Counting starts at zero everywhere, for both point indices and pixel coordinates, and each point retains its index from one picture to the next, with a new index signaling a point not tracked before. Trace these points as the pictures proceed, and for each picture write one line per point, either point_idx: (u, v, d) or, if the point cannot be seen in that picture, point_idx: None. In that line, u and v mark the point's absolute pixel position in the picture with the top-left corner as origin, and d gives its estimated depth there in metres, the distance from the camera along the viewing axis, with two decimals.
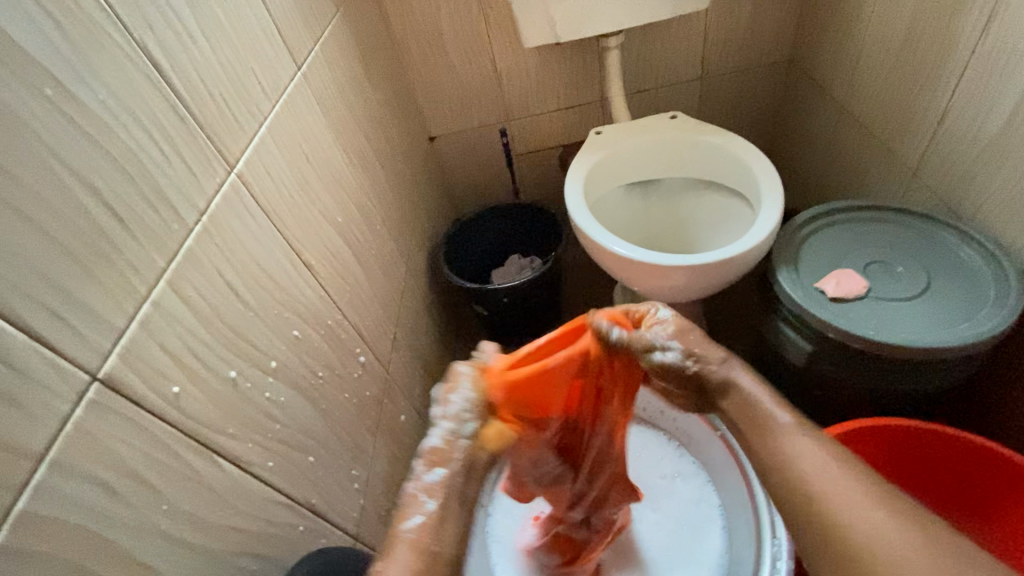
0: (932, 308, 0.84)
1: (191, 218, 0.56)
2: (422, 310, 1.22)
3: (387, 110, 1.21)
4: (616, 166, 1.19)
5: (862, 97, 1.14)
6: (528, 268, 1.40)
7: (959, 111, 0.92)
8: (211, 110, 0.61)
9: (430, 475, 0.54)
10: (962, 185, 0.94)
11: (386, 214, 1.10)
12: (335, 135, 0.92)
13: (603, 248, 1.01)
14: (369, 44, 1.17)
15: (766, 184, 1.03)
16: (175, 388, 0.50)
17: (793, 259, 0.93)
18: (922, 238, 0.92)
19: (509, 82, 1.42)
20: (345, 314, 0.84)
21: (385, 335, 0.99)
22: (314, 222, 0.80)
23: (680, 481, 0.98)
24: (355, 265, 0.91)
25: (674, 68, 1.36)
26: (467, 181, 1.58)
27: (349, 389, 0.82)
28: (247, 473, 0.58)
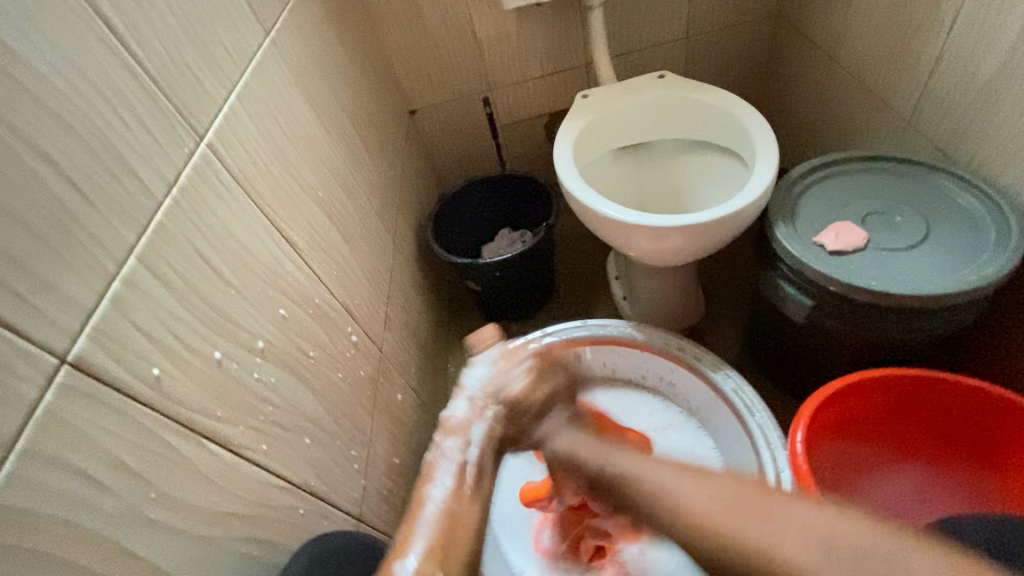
0: (932, 256, 0.83)
1: (161, 190, 0.52)
2: (413, 288, 1.19)
3: (363, 81, 1.15)
4: (605, 129, 1.15)
5: (852, 46, 1.11)
6: (518, 242, 1.38)
7: (955, 53, 0.90)
8: (174, 74, 0.57)
9: (449, 443, 0.59)
10: (959, 129, 0.92)
11: (369, 188, 1.06)
12: (310, 105, 0.87)
13: (597, 213, 0.98)
14: (341, 11, 1.12)
15: (760, 139, 1.00)
16: (155, 370, 0.47)
17: (790, 214, 0.92)
18: (919, 186, 0.91)
19: (490, 49, 1.37)
20: (333, 292, 0.81)
21: (377, 313, 0.96)
22: (295, 197, 0.77)
23: (671, 432, 1.00)
24: (340, 241, 0.88)
25: (660, 27, 1.32)
26: (451, 155, 1.54)
27: (343, 369, 0.80)
28: (240, 458, 0.55)
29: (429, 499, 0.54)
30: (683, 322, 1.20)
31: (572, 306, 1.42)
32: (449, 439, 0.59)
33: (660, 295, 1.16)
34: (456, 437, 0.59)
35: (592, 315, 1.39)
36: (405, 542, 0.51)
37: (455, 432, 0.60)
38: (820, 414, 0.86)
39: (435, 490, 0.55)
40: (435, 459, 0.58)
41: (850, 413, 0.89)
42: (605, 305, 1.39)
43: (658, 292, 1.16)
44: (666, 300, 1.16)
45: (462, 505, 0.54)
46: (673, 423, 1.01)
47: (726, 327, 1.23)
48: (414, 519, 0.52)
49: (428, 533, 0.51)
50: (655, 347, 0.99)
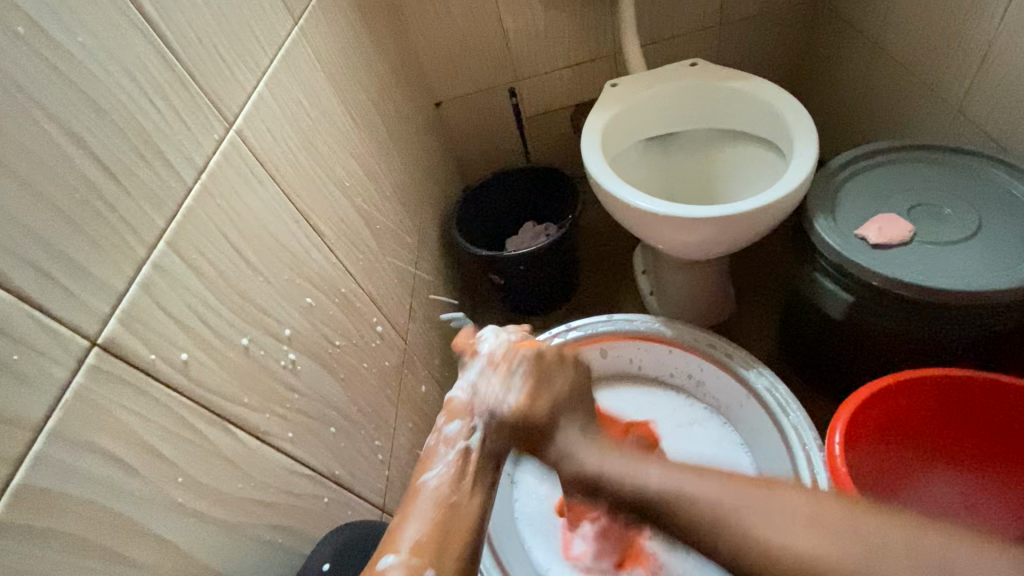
0: (985, 251, 0.78)
1: (190, 175, 0.52)
2: (437, 280, 1.19)
3: (389, 72, 1.15)
4: (634, 119, 1.12)
5: (898, 31, 1.06)
6: (543, 235, 1.36)
7: (1017, 33, 0.84)
8: (204, 60, 0.57)
9: (449, 429, 0.59)
10: (1015, 117, 0.87)
11: (395, 180, 1.06)
12: (337, 95, 0.87)
13: (626, 205, 0.96)
14: (368, 1, 1.11)
15: (799, 128, 0.96)
16: (184, 355, 0.47)
17: (830, 206, 0.87)
18: (971, 177, 0.86)
19: (516, 39, 1.35)
20: (359, 282, 0.81)
21: (402, 305, 0.95)
22: (323, 186, 0.77)
23: (697, 426, 0.96)
24: (367, 231, 0.87)
25: (692, 14, 1.28)
26: (476, 148, 1.53)
27: (368, 360, 0.79)
28: (266, 445, 0.55)
29: (425, 488, 0.54)
30: (714, 318, 1.17)
31: (597, 301, 1.40)
32: (451, 422, 0.59)
33: (690, 290, 1.13)
34: (458, 422, 0.59)
35: (617, 310, 1.37)
36: (399, 533, 0.51)
37: (457, 416, 0.60)
38: (859, 415, 0.82)
39: (431, 479, 0.55)
40: (434, 446, 0.58)
41: (893, 415, 0.84)
42: (631, 300, 1.36)
43: (686, 287, 1.13)
44: (695, 295, 1.13)
45: (461, 496, 0.54)
46: (698, 416, 0.97)
47: (758, 324, 1.19)
48: (411, 503, 0.53)
49: (420, 528, 0.51)
50: (684, 342, 0.96)
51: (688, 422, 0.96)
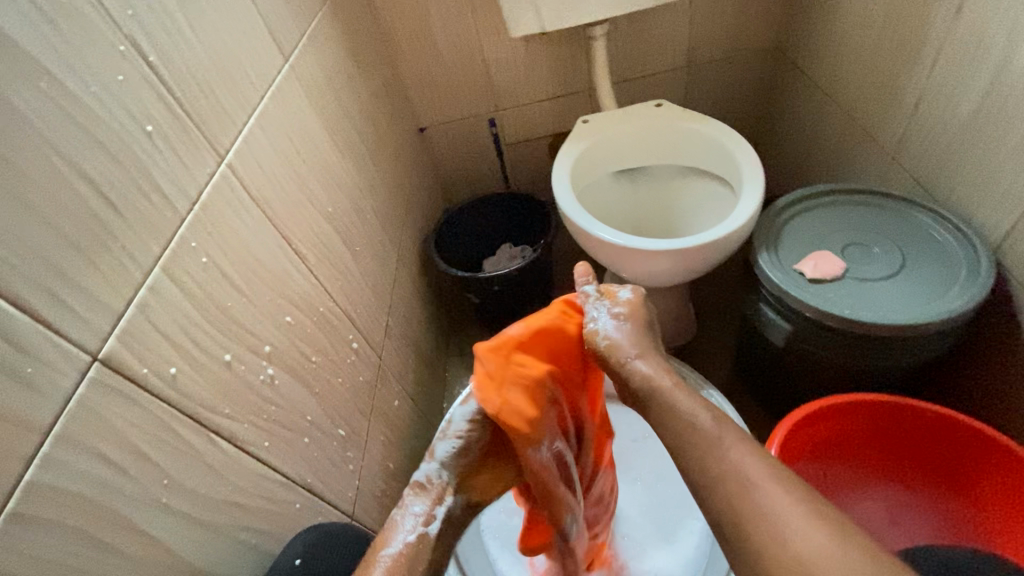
0: (906, 287, 0.87)
1: (184, 206, 0.57)
2: (415, 298, 1.25)
3: (375, 101, 1.23)
4: (603, 153, 1.20)
5: (843, 82, 1.16)
6: (518, 257, 1.44)
7: (935, 92, 0.93)
8: (200, 100, 0.63)
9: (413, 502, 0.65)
10: (937, 168, 0.96)
11: (376, 203, 1.12)
12: (323, 125, 0.94)
13: (590, 235, 1.04)
14: (357, 35, 1.19)
15: (748, 169, 1.05)
16: (172, 369, 0.53)
17: (774, 242, 0.96)
18: (898, 220, 0.95)
19: (497, 72, 1.44)
20: (337, 301, 0.87)
21: (377, 322, 1.01)
22: (306, 212, 0.83)
23: (651, 442, 1.05)
24: (346, 253, 0.93)
25: (660, 57, 1.38)
26: (457, 171, 1.60)
27: (343, 374, 0.85)
28: (244, 452, 0.60)
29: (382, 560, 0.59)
30: (674, 341, 1.24)
31: None
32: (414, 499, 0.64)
33: (653, 313, 1.20)
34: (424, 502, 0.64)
35: None
36: None
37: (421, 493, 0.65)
38: (801, 432, 0.90)
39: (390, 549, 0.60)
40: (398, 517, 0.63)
41: (832, 435, 0.92)
42: None
43: (650, 310, 1.20)
44: (657, 319, 1.21)
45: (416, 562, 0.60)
46: (653, 433, 1.06)
47: (716, 347, 1.27)
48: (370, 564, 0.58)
49: None
50: None
51: (644, 438, 1.05)
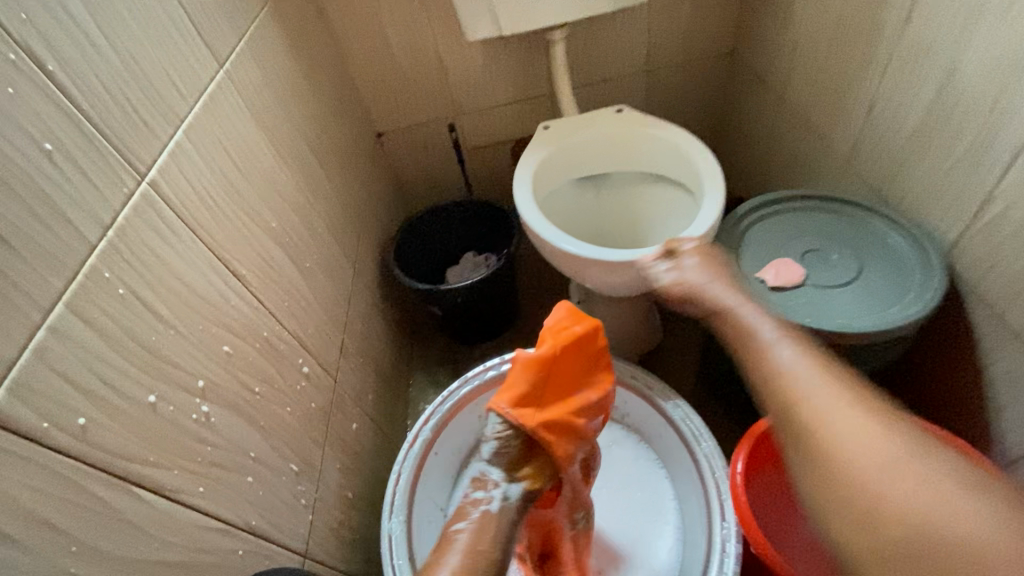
0: (864, 294, 0.87)
1: (96, 233, 0.52)
2: (373, 313, 1.20)
3: (325, 107, 1.17)
4: (563, 161, 1.18)
5: (798, 87, 1.17)
6: (482, 266, 1.40)
7: (887, 98, 0.94)
8: (113, 113, 0.57)
9: (478, 494, 0.82)
10: (890, 173, 0.97)
11: (327, 215, 1.07)
12: (265, 135, 0.88)
13: (553, 247, 1.02)
14: (303, 39, 1.13)
15: (708, 176, 1.04)
16: (82, 419, 0.47)
17: (735, 250, 0.95)
18: (855, 226, 0.95)
19: (455, 77, 1.40)
20: (283, 323, 0.81)
21: (331, 342, 0.96)
22: (246, 230, 0.77)
23: (616, 447, 1.04)
24: (294, 271, 0.88)
25: (619, 61, 1.38)
26: (417, 177, 1.56)
27: (292, 402, 0.79)
28: (174, 503, 0.55)
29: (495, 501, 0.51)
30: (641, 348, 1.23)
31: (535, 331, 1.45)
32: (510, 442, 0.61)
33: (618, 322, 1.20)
34: None
35: None
36: None
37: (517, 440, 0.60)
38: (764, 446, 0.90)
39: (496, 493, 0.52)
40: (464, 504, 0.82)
41: None
42: None
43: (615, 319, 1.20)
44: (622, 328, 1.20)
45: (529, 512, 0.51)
46: (616, 439, 1.05)
47: (682, 353, 1.26)
48: None
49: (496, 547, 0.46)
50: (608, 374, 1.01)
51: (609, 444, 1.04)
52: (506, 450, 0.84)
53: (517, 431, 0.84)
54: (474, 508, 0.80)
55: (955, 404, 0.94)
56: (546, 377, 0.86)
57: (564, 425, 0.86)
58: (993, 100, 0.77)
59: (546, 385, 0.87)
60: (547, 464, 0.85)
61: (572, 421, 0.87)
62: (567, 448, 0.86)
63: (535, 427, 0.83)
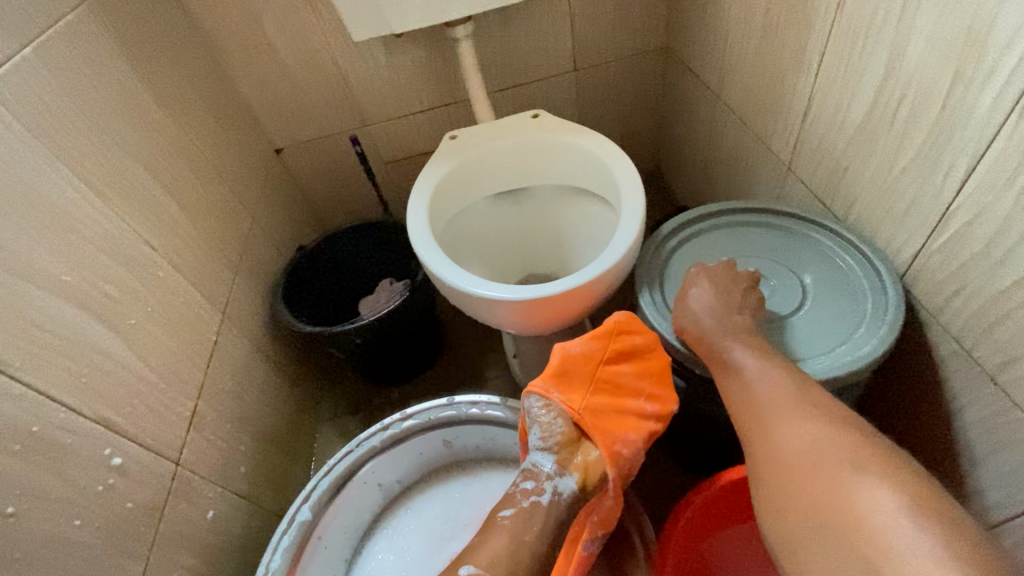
0: (808, 329, 0.73)
1: None
2: (256, 364, 1.02)
3: (183, 122, 0.99)
4: (470, 176, 1.02)
5: (733, 81, 1.03)
6: (397, 295, 1.23)
7: (824, 94, 0.80)
8: None
9: (524, 484, 0.70)
10: (834, 179, 0.83)
11: (178, 254, 0.89)
12: (56, 164, 0.70)
13: (447, 280, 0.86)
14: (148, 43, 0.95)
15: (627, 191, 0.89)
16: None
17: (658, 277, 0.81)
18: (797, 243, 0.81)
19: (355, 82, 1.22)
20: (71, 410, 0.63)
21: (171, 415, 0.78)
22: (1, 294, 0.59)
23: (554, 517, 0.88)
24: (103, 335, 0.70)
25: (538, 59, 1.22)
26: (325, 196, 1.38)
27: (81, 512, 0.62)
28: None
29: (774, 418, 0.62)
30: None
31: (461, 365, 1.28)
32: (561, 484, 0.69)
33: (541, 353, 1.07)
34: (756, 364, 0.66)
35: (482, 379, 1.25)
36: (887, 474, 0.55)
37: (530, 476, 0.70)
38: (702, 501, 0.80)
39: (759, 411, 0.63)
40: (511, 494, 0.70)
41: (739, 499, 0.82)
42: (498, 365, 1.26)
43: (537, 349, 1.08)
44: None
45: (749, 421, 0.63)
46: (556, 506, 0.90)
47: None
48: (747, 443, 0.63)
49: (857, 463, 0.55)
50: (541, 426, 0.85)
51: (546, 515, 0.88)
52: (557, 438, 0.70)
53: (563, 419, 0.71)
54: (524, 499, 0.69)
55: (915, 449, 0.81)
56: (592, 371, 0.73)
57: (608, 421, 0.71)
58: (942, 97, 0.63)
59: (592, 378, 0.73)
60: (596, 462, 0.70)
61: (620, 423, 0.72)
62: (611, 448, 0.70)
63: (582, 415, 0.70)
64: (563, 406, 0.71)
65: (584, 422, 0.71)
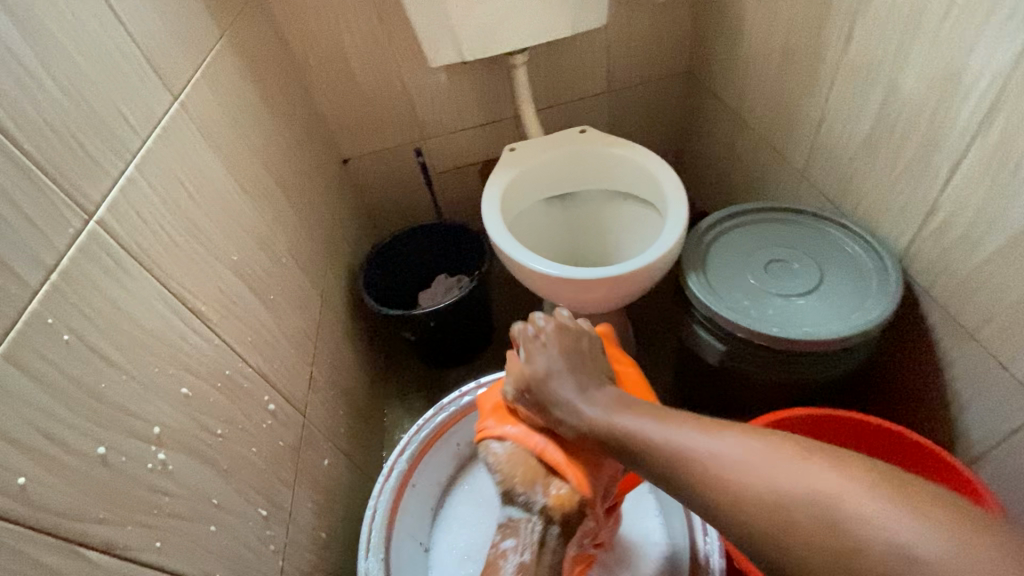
0: (825, 302, 0.90)
1: (37, 277, 0.49)
2: (344, 343, 1.17)
3: (286, 134, 1.16)
4: (530, 182, 1.19)
5: (752, 103, 1.21)
6: (455, 288, 1.39)
7: (833, 115, 0.99)
8: (57, 151, 0.55)
9: (506, 543, 0.74)
10: (842, 183, 1.01)
11: (292, 244, 1.05)
12: (222, 164, 0.86)
13: (522, 265, 1.02)
14: (263, 67, 1.12)
15: (671, 193, 1.06)
16: (22, 478, 0.44)
17: (700, 262, 0.97)
18: (812, 236, 0.99)
19: (420, 101, 1.40)
20: (246, 360, 0.78)
21: (298, 375, 0.93)
22: (203, 262, 0.74)
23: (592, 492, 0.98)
24: (257, 304, 0.86)
25: (580, 82, 1.41)
26: (385, 201, 1.55)
27: (257, 442, 0.76)
28: (125, 560, 0.52)
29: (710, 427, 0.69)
30: None
31: (510, 351, 1.44)
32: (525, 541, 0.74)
33: None
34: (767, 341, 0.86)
35: None
36: None
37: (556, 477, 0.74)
38: None
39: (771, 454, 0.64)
40: (494, 557, 0.75)
41: None
42: None
43: None
44: None
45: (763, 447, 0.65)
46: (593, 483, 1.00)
47: (658, 368, 1.28)
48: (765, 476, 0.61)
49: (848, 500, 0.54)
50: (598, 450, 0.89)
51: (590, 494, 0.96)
52: (521, 479, 0.72)
53: (522, 457, 0.74)
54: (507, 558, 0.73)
55: (916, 405, 0.98)
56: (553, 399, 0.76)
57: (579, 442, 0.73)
58: (929, 116, 0.81)
59: None
60: (569, 492, 0.70)
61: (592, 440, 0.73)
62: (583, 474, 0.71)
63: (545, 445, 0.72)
64: (523, 443, 0.74)
65: (546, 448, 0.72)
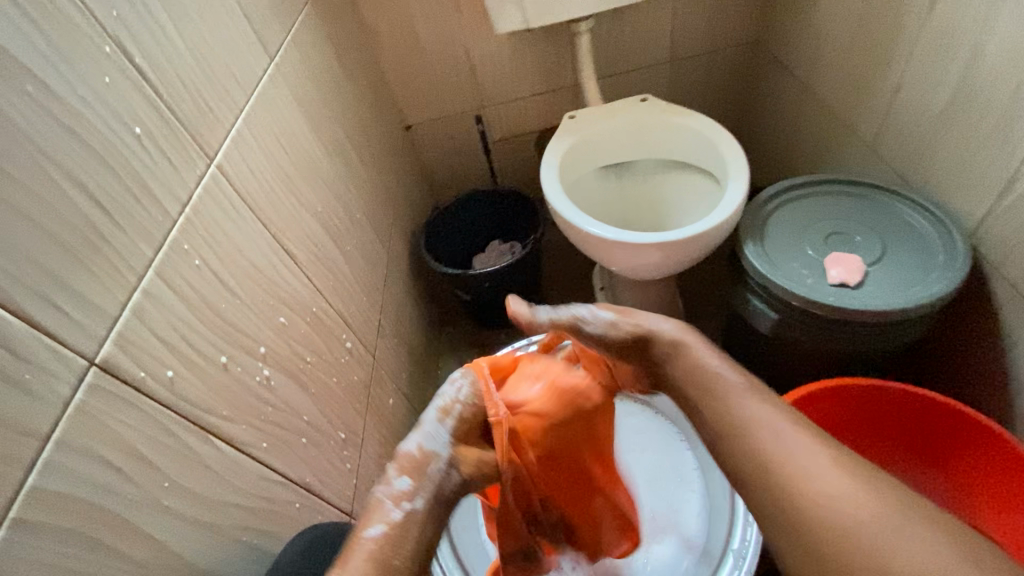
0: (887, 274, 0.89)
1: (174, 207, 0.57)
2: (406, 298, 1.25)
3: (359, 100, 1.23)
4: (589, 149, 1.22)
5: (821, 73, 1.18)
6: (508, 253, 1.44)
7: (909, 85, 0.96)
8: (185, 101, 0.62)
9: (400, 483, 0.55)
10: (912, 156, 0.98)
11: (363, 202, 1.13)
12: (307, 122, 0.94)
13: (579, 228, 1.05)
14: (339, 35, 1.19)
15: (732, 163, 1.07)
16: (169, 371, 0.52)
17: (759, 232, 0.98)
18: (877, 208, 0.97)
19: (483, 69, 1.44)
20: (329, 301, 0.87)
21: (370, 320, 1.02)
22: (293, 210, 0.82)
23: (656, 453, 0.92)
24: (336, 253, 0.94)
25: (641, 51, 1.40)
26: (443, 168, 1.61)
27: (337, 374, 0.85)
28: (243, 453, 0.60)
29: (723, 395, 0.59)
30: None
31: None
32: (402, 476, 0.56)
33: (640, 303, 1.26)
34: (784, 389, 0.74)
35: None
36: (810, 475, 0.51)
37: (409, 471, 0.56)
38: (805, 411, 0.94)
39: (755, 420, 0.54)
40: (381, 499, 0.54)
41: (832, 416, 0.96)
42: None
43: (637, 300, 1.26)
44: (644, 312, 1.24)
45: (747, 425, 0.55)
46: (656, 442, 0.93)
47: (706, 338, 1.30)
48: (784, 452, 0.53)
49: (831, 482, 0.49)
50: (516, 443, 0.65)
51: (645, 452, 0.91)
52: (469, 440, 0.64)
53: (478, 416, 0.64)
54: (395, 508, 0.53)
55: (975, 383, 0.97)
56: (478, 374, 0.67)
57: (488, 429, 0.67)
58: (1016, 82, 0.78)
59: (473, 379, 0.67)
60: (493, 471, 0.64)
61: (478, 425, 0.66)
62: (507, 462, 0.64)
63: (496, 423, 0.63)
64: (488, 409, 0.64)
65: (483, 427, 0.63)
